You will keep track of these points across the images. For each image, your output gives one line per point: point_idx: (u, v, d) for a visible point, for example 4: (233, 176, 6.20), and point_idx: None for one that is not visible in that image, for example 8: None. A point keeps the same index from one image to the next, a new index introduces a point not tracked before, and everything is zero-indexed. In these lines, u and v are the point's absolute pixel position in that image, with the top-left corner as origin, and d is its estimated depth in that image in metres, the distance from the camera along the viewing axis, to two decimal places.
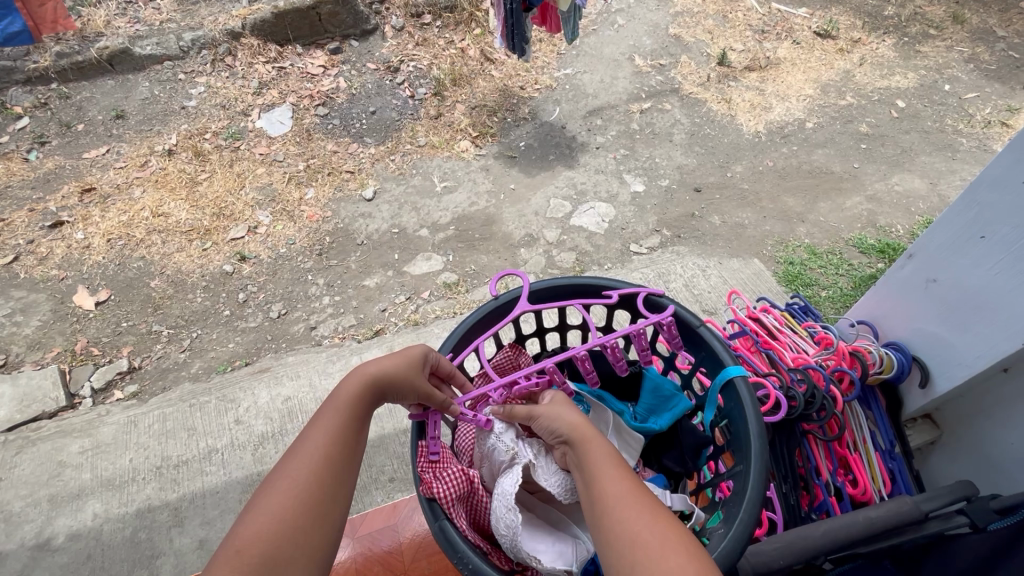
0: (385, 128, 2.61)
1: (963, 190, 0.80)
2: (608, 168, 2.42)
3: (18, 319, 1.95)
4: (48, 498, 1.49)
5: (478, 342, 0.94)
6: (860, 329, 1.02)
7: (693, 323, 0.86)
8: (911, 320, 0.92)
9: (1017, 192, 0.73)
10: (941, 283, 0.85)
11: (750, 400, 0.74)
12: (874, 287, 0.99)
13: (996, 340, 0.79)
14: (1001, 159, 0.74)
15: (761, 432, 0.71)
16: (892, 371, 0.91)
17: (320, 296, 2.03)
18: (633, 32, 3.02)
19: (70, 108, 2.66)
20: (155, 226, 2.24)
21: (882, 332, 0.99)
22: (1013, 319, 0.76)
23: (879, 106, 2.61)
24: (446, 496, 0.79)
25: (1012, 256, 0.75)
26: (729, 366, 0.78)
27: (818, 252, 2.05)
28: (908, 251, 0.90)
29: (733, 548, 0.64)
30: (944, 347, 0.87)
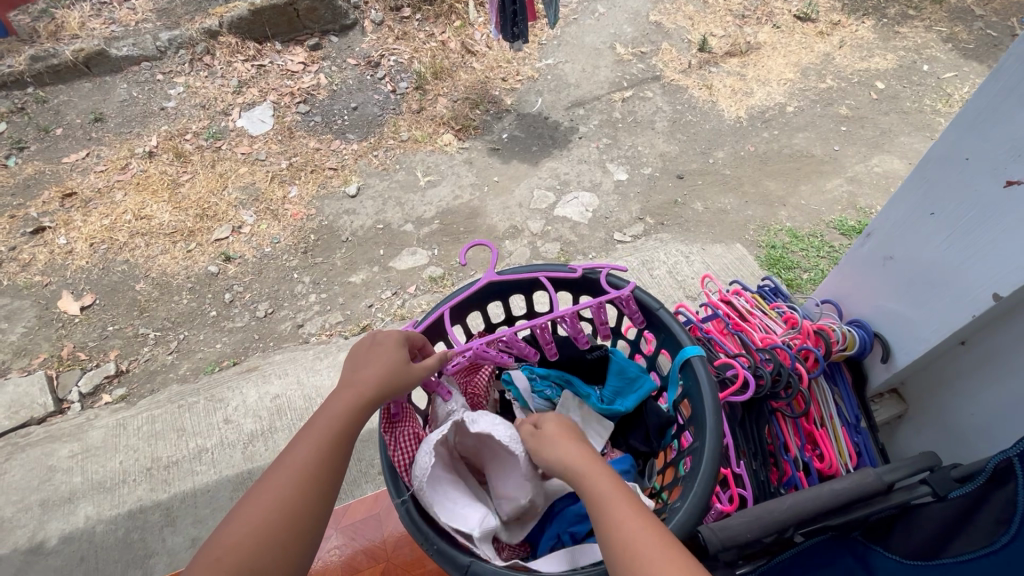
0: (367, 124, 2.60)
1: (912, 170, 0.82)
2: (591, 157, 2.42)
3: (2, 326, 1.95)
4: (39, 503, 1.50)
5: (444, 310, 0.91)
6: (826, 308, 1.04)
7: (651, 304, 0.86)
8: (872, 297, 0.94)
9: (960, 168, 0.75)
10: (897, 260, 0.87)
11: (706, 381, 0.76)
12: (838, 267, 1.01)
13: (947, 314, 0.81)
14: (946, 136, 0.76)
15: (716, 411, 0.74)
16: (855, 348, 0.93)
17: (307, 293, 2.03)
18: (613, 20, 3.02)
19: (48, 112, 2.63)
20: (138, 229, 2.23)
21: (845, 310, 1.01)
22: (962, 292, 0.78)
23: (858, 88, 2.63)
24: (403, 460, 0.83)
25: (959, 232, 0.77)
26: (687, 346, 0.80)
27: (799, 235, 2.07)
28: (867, 229, 0.92)
29: (687, 522, 0.67)
30: (902, 322, 0.89)
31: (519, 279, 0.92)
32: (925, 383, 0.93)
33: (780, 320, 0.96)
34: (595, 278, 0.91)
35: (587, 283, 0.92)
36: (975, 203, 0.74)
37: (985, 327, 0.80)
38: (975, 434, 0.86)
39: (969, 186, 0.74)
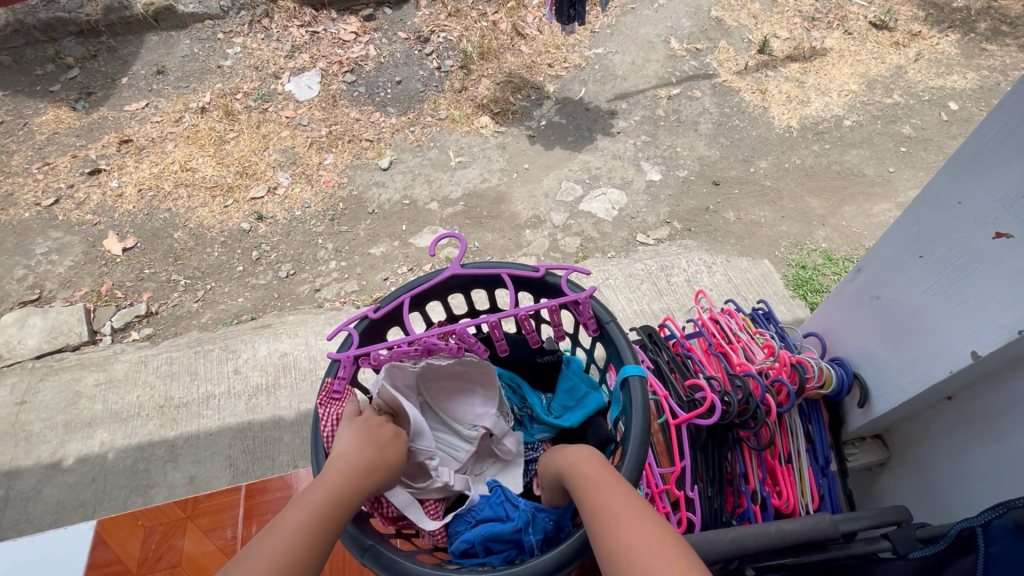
0: (408, 99, 2.62)
1: (905, 208, 0.76)
2: (626, 154, 2.36)
3: (54, 258, 2.11)
4: (64, 423, 1.63)
5: (405, 298, 0.91)
6: (811, 341, 1.00)
7: (602, 316, 0.85)
8: (857, 336, 0.89)
9: (954, 213, 0.68)
10: (883, 301, 0.82)
11: (640, 399, 0.74)
12: (828, 299, 0.95)
13: (929, 365, 0.75)
14: (941, 175, 0.70)
15: (644, 431, 0.72)
16: (832, 387, 0.88)
17: (327, 260, 2.10)
18: (673, 12, 2.89)
19: (116, 61, 2.79)
20: (183, 180, 2.35)
21: (830, 346, 0.95)
22: (945, 343, 0.72)
23: (929, 107, 2.44)
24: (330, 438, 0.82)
25: (947, 280, 0.71)
26: (628, 365, 0.78)
27: (834, 257, 1.97)
28: (857, 264, 0.86)
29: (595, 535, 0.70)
30: (883, 367, 0.84)
31: (484, 275, 0.92)
32: (910, 434, 0.88)
33: (761, 346, 0.94)
34: (557, 284, 0.90)
35: (546, 286, 0.92)
36: (965, 249, 0.68)
37: (971, 383, 0.75)
38: (949, 490, 0.81)
39: (960, 231, 0.68)
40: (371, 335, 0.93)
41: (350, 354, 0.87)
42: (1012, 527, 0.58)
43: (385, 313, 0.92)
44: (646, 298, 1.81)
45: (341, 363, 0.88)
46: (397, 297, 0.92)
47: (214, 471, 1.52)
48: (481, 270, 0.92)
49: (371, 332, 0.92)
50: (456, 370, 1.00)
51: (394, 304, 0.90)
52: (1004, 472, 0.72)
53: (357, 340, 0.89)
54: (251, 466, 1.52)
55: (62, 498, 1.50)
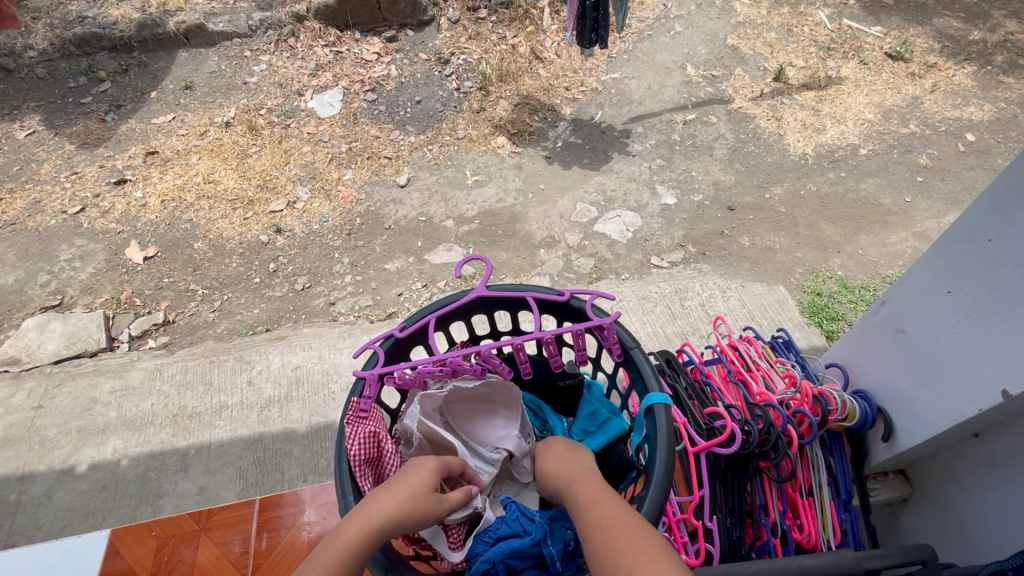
0: (428, 118, 2.67)
1: (933, 243, 0.76)
2: (641, 177, 2.38)
3: (77, 265, 2.16)
4: (78, 429, 1.65)
5: (430, 319, 0.91)
6: (833, 372, 0.99)
7: (627, 341, 0.85)
8: (881, 370, 0.88)
9: (981, 250, 0.69)
10: (908, 334, 0.81)
11: (665, 428, 0.74)
12: (851, 330, 0.95)
13: (953, 402, 0.75)
14: (970, 213, 0.70)
15: (668, 462, 0.72)
16: (855, 420, 0.87)
17: (343, 273, 2.12)
18: (689, 39, 2.94)
19: (146, 75, 2.88)
20: (205, 192, 2.40)
21: (851, 378, 0.95)
22: (970, 380, 0.72)
23: (945, 137, 2.44)
24: (355, 456, 0.81)
25: (973, 317, 0.70)
26: (653, 393, 0.78)
27: (849, 285, 1.95)
28: (882, 297, 0.86)
29: None
30: (906, 401, 0.83)
31: (508, 298, 0.93)
32: (933, 470, 0.86)
33: (782, 375, 0.93)
34: (581, 308, 0.91)
35: (571, 309, 0.93)
36: (991, 288, 0.68)
37: (998, 423, 0.74)
38: (974, 529, 0.79)
39: (988, 269, 0.68)
40: (395, 354, 0.93)
41: (376, 372, 0.88)
42: None
43: (411, 333, 0.92)
44: (659, 321, 1.81)
45: (367, 381, 0.88)
46: (423, 318, 0.93)
47: (223, 483, 1.52)
48: (505, 292, 0.93)
49: (395, 352, 0.93)
50: (480, 392, 1.01)
51: (420, 324, 0.91)
52: None
53: (382, 358, 0.89)
54: (261, 478, 1.52)
55: (73, 504, 1.50)
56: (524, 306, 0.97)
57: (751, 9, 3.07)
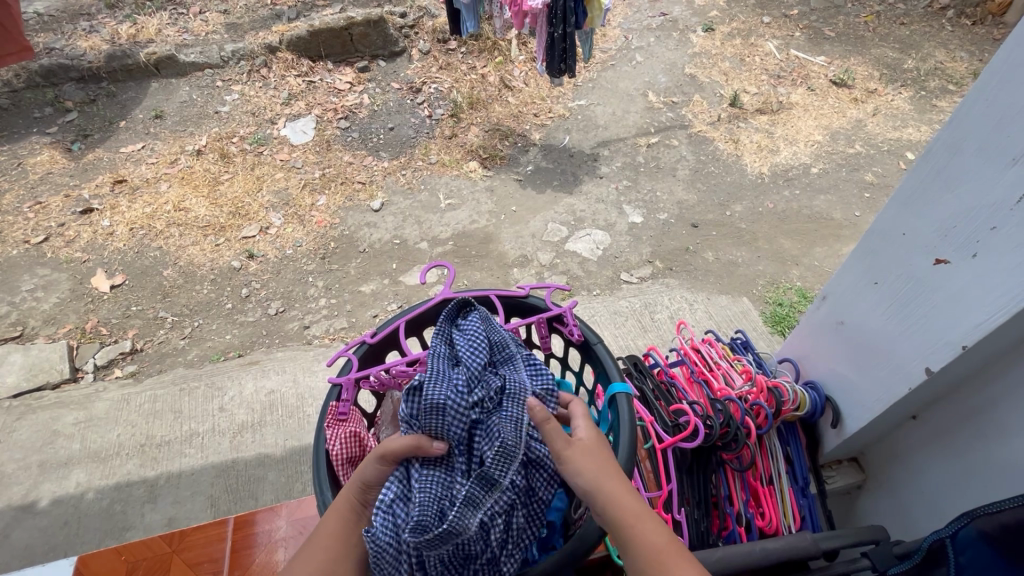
0: (401, 144, 2.73)
1: (861, 239, 0.82)
2: (609, 198, 2.47)
3: (39, 295, 2.11)
4: (38, 463, 1.59)
5: (400, 323, 0.93)
6: (786, 366, 1.05)
7: (590, 336, 0.88)
8: (827, 360, 0.94)
9: (899, 243, 0.75)
10: (847, 325, 0.88)
11: (628, 414, 0.77)
12: (799, 327, 1.01)
13: (889, 385, 0.81)
14: (886, 211, 0.77)
15: (632, 447, 0.75)
16: (807, 409, 0.93)
17: (317, 297, 2.12)
18: (650, 69, 3.11)
19: (115, 105, 2.87)
20: (175, 219, 2.39)
21: (802, 369, 1.01)
22: (901, 362, 0.78)
23: (888, 156, 2.62)
24: (337, 456, 0.83)
25: (899, 305, 0.77)
26: (616, 382, 0.81)
27: (808, 295, 2.05)
28: (823, 292, 0.92)
29: (578, 547, 0.70)
30: (851, 389, 0.89)
31: (473, 299, 0.96)
32: (882, 454, 0.92)
33: (740, 372, 0.99)
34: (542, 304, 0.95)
35: (533, 308, 0.96)
36: (910, 276, 0.74)
37: (931, 402, 0.80)
38: (918, 505, 0.85)
39: (906, 260, 0.75)
40: (370, 359, 0.94)
41: (352, 376, 0.88)
42: (978, 536, 0.62)
43: (383, 337, 0.93)
44: (630, 334, 1.86)
45: (343, 387, 0.88)
46: (393, 322, 0.95)
47: (194, 512, 1.48)
48: (471, 294, 0.96)
49: (370, 357, 0.94)
50: None
51: (391, 329, 0.93)
52: (969, 486, 0.76)
53: (358, 363, 0.90)
54: (234, 505, 1.49)
55: (32, 542, 1.44)
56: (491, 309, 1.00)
57: (705, 40, 3.26)
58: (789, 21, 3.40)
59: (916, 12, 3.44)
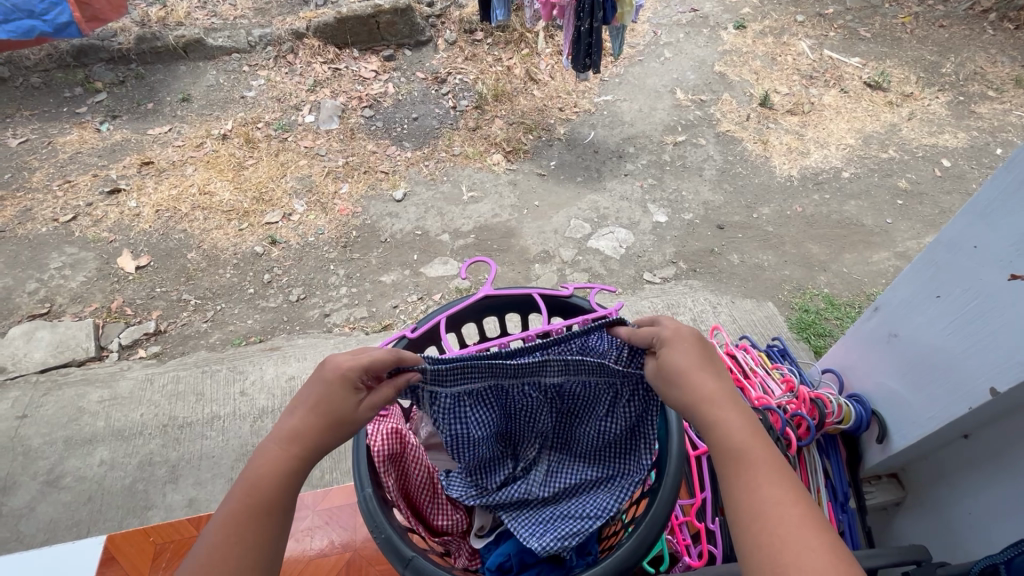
0: (424, 135, 2.72)
1: (924, 250, 0.80)
2: (633, 196, 2.44)
3: (67, 273, 2.14)
4: (63, 439, 1.62)
5: (440, 319, 0.92)
6: (829, 378, 1.04)
7: None
8: (875, 373, 0.92)
9: (970, 256, 0.72)
10: (901, 338, 0.85)
11: (676, 423, 0.78)
12: (844, 338, 1.00)
13: (947, 403, 0.78)
14: (956, 222, 0.74)
15: (681, 452, 0.76)
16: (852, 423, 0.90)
17: (338, 285, 2.12)
18: (678, 65, 3.05)
19: (143, 87, 2.89)
20: (200, 203, 2.40)
21: (847, 382, 0.99)
22: (964, 380, 0.75)
23: (922, 163, 2.55)
24: (378, 453, 0.79)
25: (964, 320, 0.74)
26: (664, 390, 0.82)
27: (836, 302, 2.01)
28: (875, 303, 0.90)
29: (628, 555, 0.69)
30: (902, 404, 0.87)
31: (514, 296, 0.95)
32: (927, 473, 0.90)
33: (780, 382, 0.97)
34: (586, 305, 0.94)
35: (576, 308, 0.95)
36: (979, 291, 0.72)
37: (984, 423, 0.78)
38: (967, 528, 0.83)
39: (977, 276, 0.72)
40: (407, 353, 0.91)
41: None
42: None
43: (423, 333, 0.91)
44: None
45: None
46: (433, 318, 0.93)
47: (214, 494, 1.50)
48: (512, 291, 0.95)
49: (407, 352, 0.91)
50: None
51: (431, 325, 0.91)
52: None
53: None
54: None
55: (56, 517, 1.47)
56: (531, 307, 0.99)
57: (737, 38, 3.19)
58: (823, 20, 3.32)
59: (957, 15, 3.34)
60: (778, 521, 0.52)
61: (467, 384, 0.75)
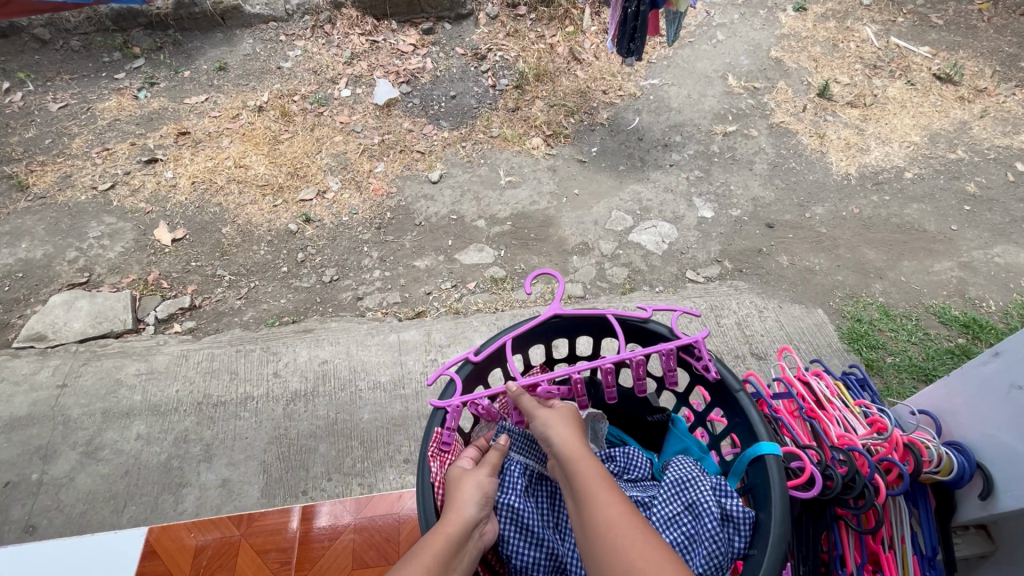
0: (462, 114, 2.63)
1: None
2: (678, 187, 2.34)
3: (105, 243, 2.14)
4: (102, 411, 1.63)
5: (505, 339, 0.94)
6: (922, 419, 0.98)
7: (731, 383, 0.87)
8: (983, 423, 0.87)
9: None
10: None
11: (778, 480, 0.77)
12: (948, 380, 0.95)
13: None
14: None
15: (784, 518, 0.75)
16: (950, 474, 0.86)
17: (372, 268, 2.08)
18: (731, 49, 2.88)
19: (180, 55, 2.86)
20: (235, 176, 2.37)
21: (945, 427, 0.94)
22: None
23: (994, 166, 2.37)
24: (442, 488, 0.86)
25: None
26: (763, 442, 0.81)
27: (891, 313, 1.90)
28: (994, 347, 0.86)
29: None
30: (1015, 461, 0.81)
31: (588, 318, 0.96)
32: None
33: (864, 420, 0.95)
34: (662, 331, 0.94)
35: (655, 334, 0.95)
36: None
37: None
38: None
39: None
40: (471, 377, 0.95)
41: (455, 402, 0.89)
42: None
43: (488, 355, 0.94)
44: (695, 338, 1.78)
45: (447, 411, 0.90)
46: (499, 338, 0.95)
47: (247, 476, 1.50)
48: (582, 312, 0.96)
49: (471, 377, 0.95)
50: None
51: (497, 346, 0.93)
52: None
53: (460, 386, 0.91)
54: (285, 474, 1.50)
55: (95, 488, 1.49)
56: (601, 330, 1.00)
57: (795, 21, 2.99)
58: (892, 4, 3.08)
59: None
60: (621, 533, 0.69)
61: (533, 465, 0.95)
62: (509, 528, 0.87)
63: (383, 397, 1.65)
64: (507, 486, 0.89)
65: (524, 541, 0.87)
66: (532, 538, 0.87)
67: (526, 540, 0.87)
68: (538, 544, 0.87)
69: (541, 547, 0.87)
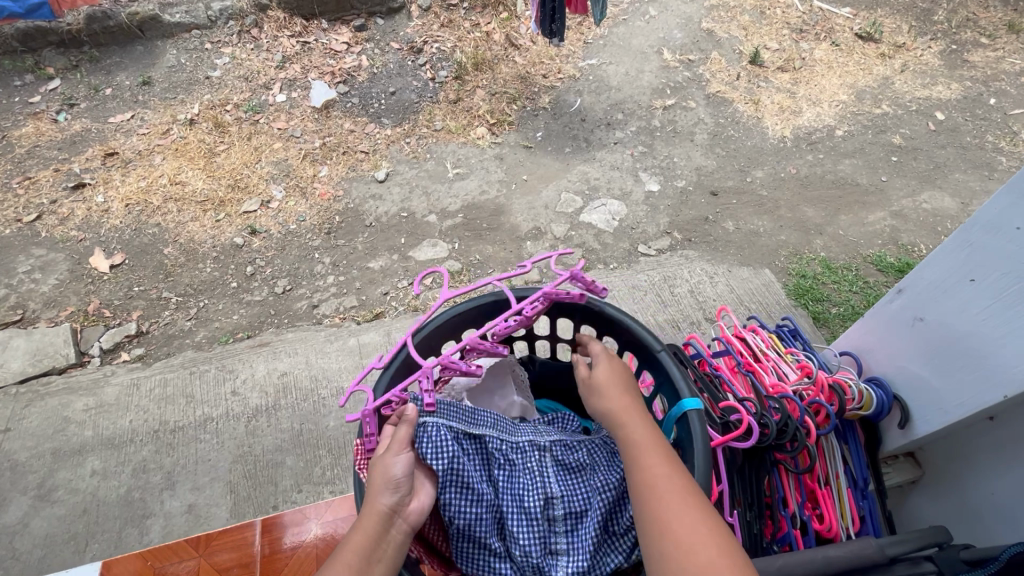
0: (403, 110, 2.59)
1: (957, 231, 0.80)
2: (624, 164, 2.37)
3: (37, 276, 2.03)
4: (51, 451, 1.56)
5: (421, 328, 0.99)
6: (845, 360, 1.07)
7: (655, 346, 0.91)
8: (896, 357, 0.95)
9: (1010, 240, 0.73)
10: (927, 322, 0.88)
11: (700, 432, 0.81)
12: (863, 320, 1.02)
13: (979, 390, 0.80)
14: (996, 202, 0.74)
15: (706, 464, 0.79)
16: (871, 409, 0.95)
17: (325, 274, 2.05)
18: (664, 24, 2.92)
19: (99, 72, 2.72)
20: (172, 193, 2.28)
21: (865, 365, 1.03)
22: (997, 368, 0.77)
23: (916, 117, 2.49)
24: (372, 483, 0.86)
25: (1000, 304, 0.76)
26: (686, 399, 0.85)
27: (833, 267, 1.99)
28: (898, 285, 0.92)
29: None
30: (926, 389, 0.89)
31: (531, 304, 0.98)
32: (945, 452, 0.95)
33: (794, 366, 1.02)
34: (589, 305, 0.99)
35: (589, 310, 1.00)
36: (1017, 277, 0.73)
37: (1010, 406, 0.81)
38: (989, 510, 0.88)
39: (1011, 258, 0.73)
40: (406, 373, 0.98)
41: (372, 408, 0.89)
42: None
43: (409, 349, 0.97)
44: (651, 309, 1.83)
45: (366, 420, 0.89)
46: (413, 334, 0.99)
47: (213, 498, 1.46)
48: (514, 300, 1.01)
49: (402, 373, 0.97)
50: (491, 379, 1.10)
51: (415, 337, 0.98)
52: None
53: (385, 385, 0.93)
54: (253, 492, 1.47)
55: (52, 531, 1.43)
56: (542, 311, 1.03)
57: None
58: None
59: None
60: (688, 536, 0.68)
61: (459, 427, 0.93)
62: (449, 490, 0.88)
63: (347, 403, 1.63)
64: (433, 451, 0.87)
65: (464, 500, 0.88)
66: (473, 495, 0.89)
67: (468, 498, 0.89)
68: (479, 501, 0.89)
69: (482, 504, 0.89)
